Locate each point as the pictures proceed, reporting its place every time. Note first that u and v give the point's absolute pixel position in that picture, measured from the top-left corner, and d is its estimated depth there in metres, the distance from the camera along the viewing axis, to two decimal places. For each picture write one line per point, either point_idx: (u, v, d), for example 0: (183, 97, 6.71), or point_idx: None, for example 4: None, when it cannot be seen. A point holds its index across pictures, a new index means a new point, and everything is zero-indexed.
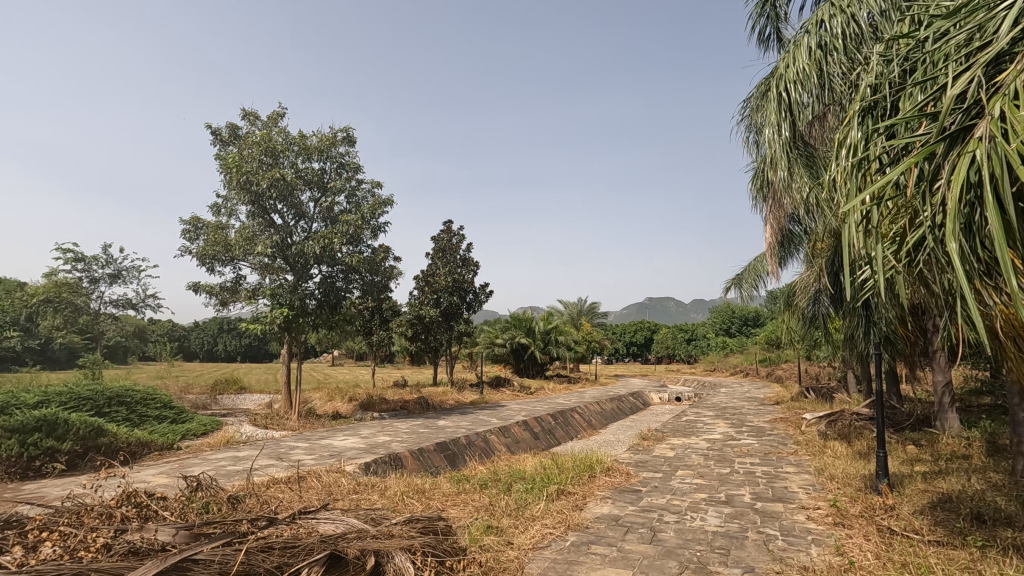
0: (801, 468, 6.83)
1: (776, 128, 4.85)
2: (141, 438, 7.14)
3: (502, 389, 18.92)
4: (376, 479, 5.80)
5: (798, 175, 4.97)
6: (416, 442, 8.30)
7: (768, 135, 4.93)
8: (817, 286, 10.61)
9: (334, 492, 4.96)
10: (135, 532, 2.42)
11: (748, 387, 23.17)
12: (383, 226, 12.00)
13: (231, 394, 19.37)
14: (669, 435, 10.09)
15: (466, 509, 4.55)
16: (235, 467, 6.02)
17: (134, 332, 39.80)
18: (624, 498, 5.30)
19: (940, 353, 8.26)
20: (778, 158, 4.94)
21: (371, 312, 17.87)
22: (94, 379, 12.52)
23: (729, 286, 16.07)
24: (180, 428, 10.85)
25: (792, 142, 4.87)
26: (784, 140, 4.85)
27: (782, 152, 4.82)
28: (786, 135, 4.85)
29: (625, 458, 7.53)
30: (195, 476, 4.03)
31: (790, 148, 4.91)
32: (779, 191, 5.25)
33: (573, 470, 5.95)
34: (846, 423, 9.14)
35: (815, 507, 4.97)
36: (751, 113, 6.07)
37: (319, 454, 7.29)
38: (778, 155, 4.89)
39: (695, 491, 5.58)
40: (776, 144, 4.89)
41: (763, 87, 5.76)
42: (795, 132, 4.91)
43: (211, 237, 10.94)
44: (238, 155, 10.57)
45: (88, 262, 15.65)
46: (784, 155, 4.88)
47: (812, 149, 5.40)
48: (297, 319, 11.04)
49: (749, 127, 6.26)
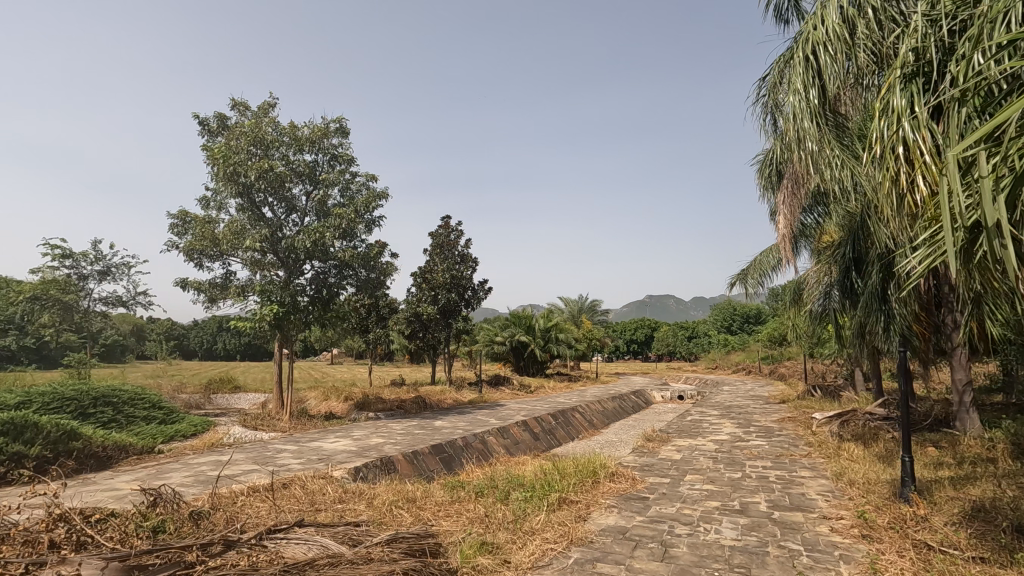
0: (816, 472, 6.45)
1: (802, 95, 4.53)
2: (118, 441, 6.78)
3: (502, 388, 18.53)
4: (365, 487, 5.42)
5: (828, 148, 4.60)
6: (409, 444, 7.93)
7: (791, 104, 4.63)
8: (830, 280, 10.23)
9: (317, 502, 4.59)
10: (54, 568, 2.10)
11: (751, 386, 22.81)
12: (377, 220, 11.60)
13: (225, 393, 18.98)
14: (674, 435, 9.70)
15: (459, 521, 4.18)
16: (214, 476, 5.65)
17: (131, 330, 39.49)
18: (631, 507, 4.92)
19: (961, 351, 7.86)
20: (802, 130, 4.64)
21: (367, 310, 17.29)
22: (81, 378, 12.16)
23: (733, 282, 15.70)
24: (167, 429, 10.48)
25: (819, 111, 4.56)
26: (811, 109, 4.55)
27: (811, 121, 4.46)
28: (814, 103, 4.54)
29: (629, 461, 7.15)
30: (158, 488, 3.67)
31: (816, 118, 4.60)
32: (806, 168, 4.85)
33: (576, 477, 5.56)
34: (859, 423, 8.76)
35: (839, 517, 4.59)
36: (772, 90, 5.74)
37: (307, 458, 6.91)
38: (802, 124, 4.59)
39: (706, 499, 5.19)
40: (800, 114, 4.60)
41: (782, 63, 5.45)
42: (823, 102, 4.62)
43: (198, 231, 10.51)
44: (225, 146, 10.17)
45: (76, 258, 15.19)
46: (810, 125, 4.57)
47: (843, 123, 5.02)
48: (289, 316, 10.65)
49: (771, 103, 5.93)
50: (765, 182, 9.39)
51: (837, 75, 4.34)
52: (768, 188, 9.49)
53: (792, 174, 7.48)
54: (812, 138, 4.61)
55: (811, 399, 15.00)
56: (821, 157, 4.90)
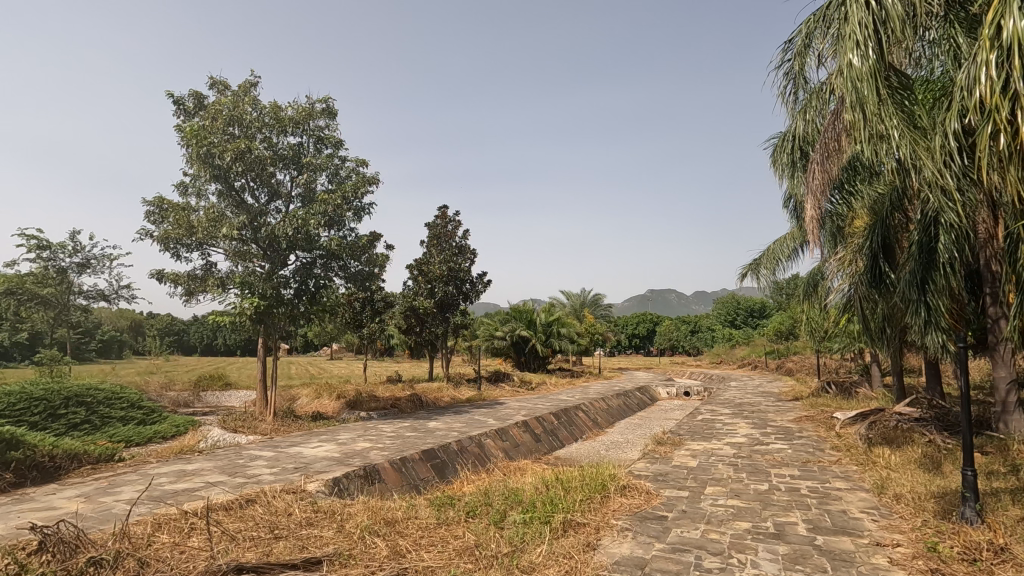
0: (853, 483, 5.72)
1: (861, 54, 4.59)
2: (70, 449, 6.10)
3: (502, 385, 17.81)
4: (340, 504, 4.72)
5: (882, 106, 4.69)
6: (397, 450, 7.21)
7: (848, 63, 4.67)
8: (853, 270, 9.44)
9: (277, 528, 3.94)
10: None
11: (760, 382, 22.10)
12: (367, 207, 10.80)
13: (216, 390, 18.29)
14: (686, 437, 8.98)
15: (444, 553, 3.51)
16: (167, 495, 4.94)
17: (124, 327, 38.88)
18: (648, 531, 4.21)
19: (1006, 345, 7.09)
20: (858, 89, 4.70)
21: (362, 303, 16.47)
22: (55, 376, 11.44)
23: (745, 272, 15.00)
24: (142, 432, 9.80)
25: (876, 72, 4.63)
26: (866, 69, 4.61)
27: (871, 83, 4.60)
28: (869, 62, 4.60)
29: (640, 469, 6.43)
30: (54, 530, 3.00)
31: (874, 78, 4.65)
32: (867, 134, 4.88)
33: (582, 492, 4.83)
34: (888, 424, 7.99)
35: (896, 544, 3.87)
36: (823, 46, 5.38)
37: (281, 467, 6.19)
38: (858, 83, 4.65)
39: (734, 519, 4.47)
40: (855, 74, 4.64)
41: (834, 18, 5.11)
42: (878, 61, 4.66)
43: (174, 219, 9.79)
44: (199, 126, 9.36)
45: (54, 249, 14.44)
46: (867, 89, 4.63)
47: (904, 86, 4.99)
48: (272, 310, 9.87)
49: (813, 62, 5.60)
50: (783, 164, 8.79)
51: (894, 23, 4.51)
52: (785, 168, 8.89)
53: (822, 147, 6.81)
54: (869, 103, 4.68)
55: (828, 395, 14.29)
56: (885, 125, 4.85)
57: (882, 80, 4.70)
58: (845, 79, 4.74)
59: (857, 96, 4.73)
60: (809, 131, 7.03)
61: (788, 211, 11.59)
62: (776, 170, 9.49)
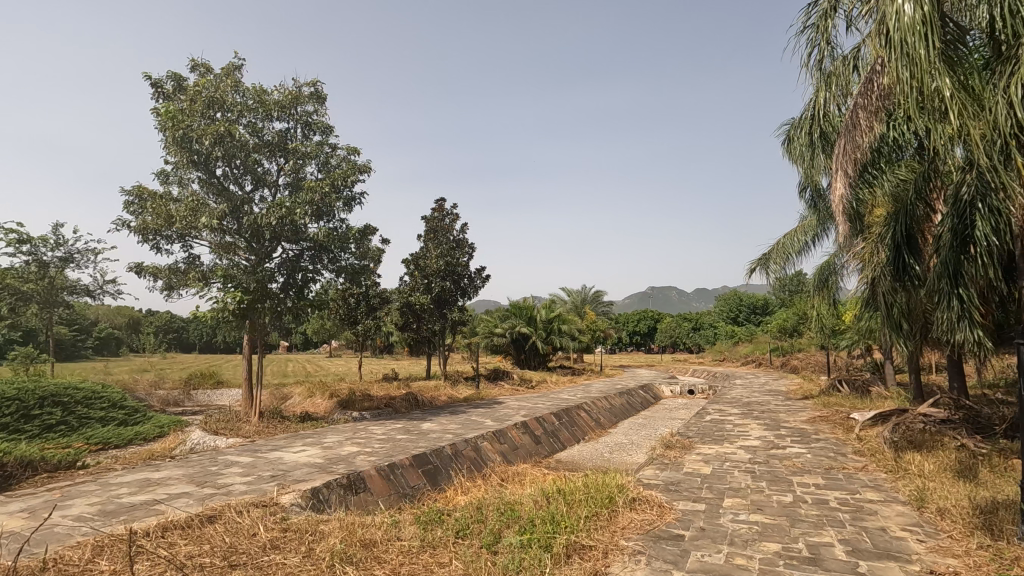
0: (886, 494, 5.18)
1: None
2: (21, 457, 5.63)
3: (501, 383, 17.33)
4: (315, 521, 4.18)
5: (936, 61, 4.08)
6: (386, 454, 6.67)
7: (897, 11, 4.06)
8: (873, 263, 8.85)
9: (234, 554, 3.40)
10: None
11: (767, 380, 21.52)
12: (358, 197, 10.23)
13: (207, 389, 17.77)
14: (696, 440, 8.44)
15: None
16: (121, 509, 4.40)
17: (118, 325, 38.32)
18: (663, 554, 3.67)
19: None
20: (904, 45, 4.09)
21: (356, 299, 15.99)
22: (32, 376, 10.91)
23: (753, 267, 14.42)
24: (123, 434, 9.29)
25: (931, 22, 4.02)
26: (918, 18, 4.00)
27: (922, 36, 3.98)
28: (921, 10, 4.00)
29: (648, 477, 5.90)
30: None
31: (926, 28, 4.03)
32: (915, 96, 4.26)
33: (586, 507, 4.27)
34: (914, 427, 7.41)
35: (953, 573, 3.33)
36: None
37: (257, 476, 5.65)
38: (907, 35, 4.04)
39: (760, 539, 3.93)
40: (903, 26, 4.04)
41: None
42: (931, 9, 4.07)
43: (152, 209, 9.23)
44: (176, 107, 8.79)
45: (34, 244, 13.87)
46: (918, 41, 4.01)
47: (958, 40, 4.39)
48: (256, 305, 9.29)
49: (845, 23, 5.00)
50: (801, 148, 8.19)
51: None
52: (804, 151, 8.28)
53: (846, 124, 6.21)
54: (920, 59, 4.06)
55: (840, 394, 13.75)
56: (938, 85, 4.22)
57: (935, 31, 4.09)
58: (890, 33, 4.13)
59: (905, 52, 4.12)
60: (833, 105, 6.43)
61: (804, 200, 11.00)
62: (793, 155, 8.89)
